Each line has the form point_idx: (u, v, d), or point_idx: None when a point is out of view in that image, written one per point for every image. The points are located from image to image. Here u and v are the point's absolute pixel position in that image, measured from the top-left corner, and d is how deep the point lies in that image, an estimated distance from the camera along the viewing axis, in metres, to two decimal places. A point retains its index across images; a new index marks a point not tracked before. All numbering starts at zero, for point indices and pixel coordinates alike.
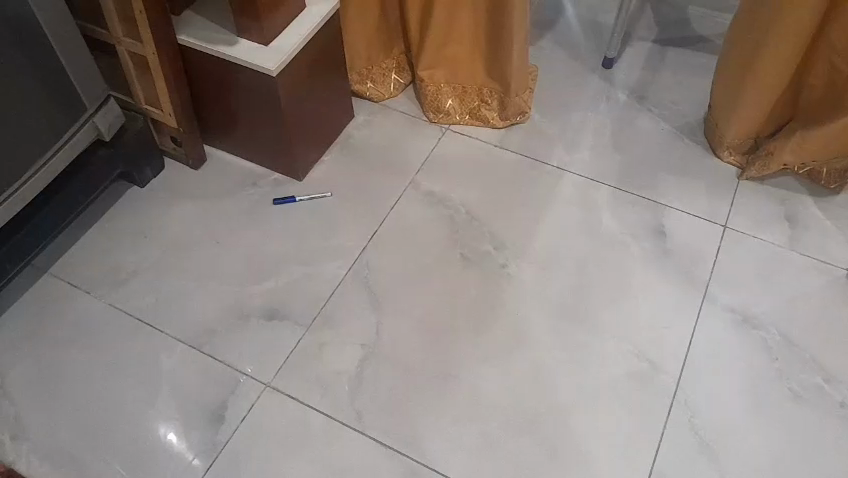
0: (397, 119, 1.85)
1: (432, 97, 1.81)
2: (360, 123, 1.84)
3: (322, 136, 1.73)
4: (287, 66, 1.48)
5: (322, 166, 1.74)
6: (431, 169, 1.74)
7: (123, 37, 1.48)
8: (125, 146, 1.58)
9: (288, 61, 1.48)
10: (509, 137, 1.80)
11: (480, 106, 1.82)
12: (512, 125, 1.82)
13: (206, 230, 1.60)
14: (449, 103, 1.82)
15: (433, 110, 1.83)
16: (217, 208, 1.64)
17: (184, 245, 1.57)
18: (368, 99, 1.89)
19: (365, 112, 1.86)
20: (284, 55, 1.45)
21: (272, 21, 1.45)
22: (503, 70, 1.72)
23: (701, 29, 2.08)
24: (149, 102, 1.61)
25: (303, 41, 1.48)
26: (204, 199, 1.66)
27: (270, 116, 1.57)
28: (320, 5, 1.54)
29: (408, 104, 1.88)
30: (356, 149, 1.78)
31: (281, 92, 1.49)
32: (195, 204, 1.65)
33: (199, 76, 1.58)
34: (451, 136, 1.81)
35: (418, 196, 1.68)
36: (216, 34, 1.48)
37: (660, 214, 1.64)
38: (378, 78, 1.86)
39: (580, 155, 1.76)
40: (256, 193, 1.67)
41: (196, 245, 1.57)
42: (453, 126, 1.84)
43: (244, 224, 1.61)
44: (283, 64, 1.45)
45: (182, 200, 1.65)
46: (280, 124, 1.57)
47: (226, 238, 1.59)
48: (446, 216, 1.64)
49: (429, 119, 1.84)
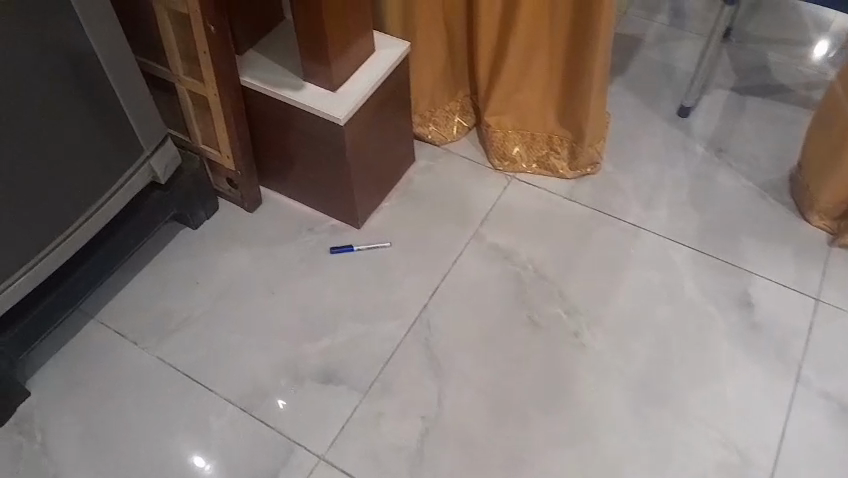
0: (460, 164, 1.76)
1: (498, 144, 1.71)
2: (421, 168, 1.74)
3: (383, 181, 1.64)
4: (354, 114, 1.40)
5: (382, 213, 1.66)
6: (495, 220, 1.64)
7: (184, 75, 1.41)
8: (181, 189, 1.51)
9: (356, 109, 1.40)
10: (579, 189, 1.69)
11: (548, 154, 1.71)
12: (582, 176, 1.72)
13: (260, 278, 1.52)
14: (516, 151, 1.72)
15: (498, 157, 1.73)
16: (273, 254, 1.56)
17: (236, 294, 1.50)
18: (430, 142, 1.80)
19: (427, 156, 1.77)
20: (352, 102, 1.37)
21: (342, 66, 1.38)
22: (578, 119, 1.62)
23: (782, 77, 1.95)
24: (206, 142, 1.54)
25: (374, 87, 1.40)
26: (260, 243, 1.59)
27: (332, 162, 1.49)
28: (391, 49, 1.46)
29: (471, 148, 1.79)
30: (417, 196, 1.69)
31: (346, 139, 1.41)
32: (250, 250, 1.57)
33: (260, 119, 1.50)
34: (518, 185, 1.71)
35: (483, 249, 1.58)
36: (283, 77, 1.41)
37: (744, 282, 1.52)
38: (441, 121, 1.77)
39: (657, 214, 1.65)
40: (313, 239, 1.60)
41: (249, 293, 1.50)
42: (519, 175, 1.73)
43: (300, 273, 1.53)
44: (353, 111, 1.37)
45: (236, 244, 1.58)
46: (342, 171, 1.50)
47: (281, 286, 1.51)
48: (513, 274, 1.53)
49: (493, 166, 1.74)
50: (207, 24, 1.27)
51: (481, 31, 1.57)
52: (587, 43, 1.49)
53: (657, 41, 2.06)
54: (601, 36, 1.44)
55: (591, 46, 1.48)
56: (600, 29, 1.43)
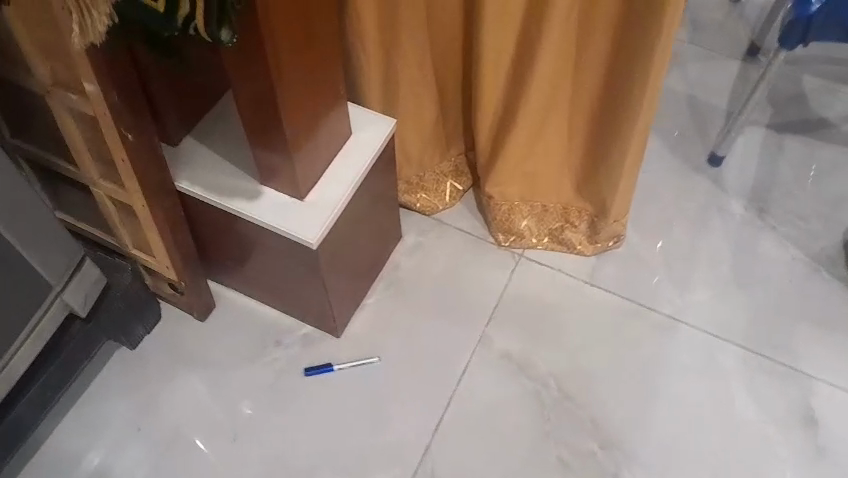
0: (456, 239, 1.44)
1: (502, 217, 1.40)
2: (409, 249, 1.43)
3: (364, 274, 1.33)
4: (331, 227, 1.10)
5: (364, 312, 1.35)
6: (504, 317, 1.34)
7: (100, 179, 1.07)
8: (108, 315, 1.19)
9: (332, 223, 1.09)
10: (602, 269, 1.40)
11: (563, 228, 1.41)
12: (603, 251, 1.42)
13: (221, 416, 1.25)
14: (524, 225, 1.41)
15: (503, 231, 1.42)
16: (235, 382, 1.28)
17: (194, 443, 1.23)
18: (416, 210, 1.47)
19: (415, 230, 1.45)
20: (327, 217, 1.07)
21: (310, 166, 1.07)
22: (603, 191, 1.31)
23: (822, 107, 1.66)
24: (138, 246, 1.21)
25: (353, 192, 1.10)
26: (215, 366, 1.30)
27: (305, 274, 1.18)
28: (372, 130, 1.15)
29: (469, 216, 1.47)
30: (407, 286, 1.38)
31: (319, 255, 1.11)
32: (207, 377, 1.29)
33: (206, 220, 1.17)
34: (528, 265, 1.41)
35: (493, 359, 1.29)
36: (234, 180, 1.10)
37: (804, 389, 1.28)
38: (431, 185, 1.45)
39: (695, 298, 1.38)
40: (283, 355, 1.30)
41: (208, 439, 1.23)
42: (528, 251, 1.43)
43: (272, 407, 1.26)
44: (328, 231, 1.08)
45: (187, 369, 1.29)
46: (318, 284, 1.19)
47: (250, 426, 1.24)
48: (532, 393, 1.26)
49: (497, 241, 1.43)
50: (123, 131, 0.95)
51: (483, 91, 1.24)
52: (622, 115, 1.17)
53: (674, 63, 1.75)
54: (643, 108, 1.13)
55: (628, 119, 1.16)
56: (643, 100, 1.12)
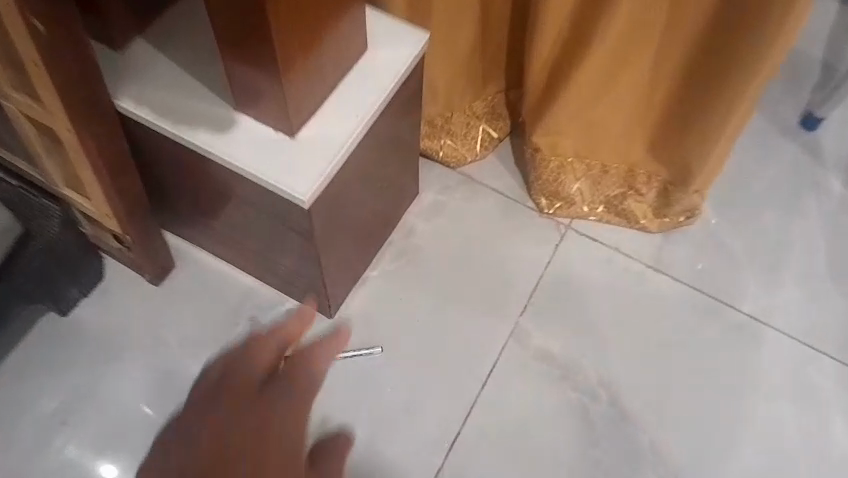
0: (487, 202, 1.14)
1: (551, 177, 1.10)
2: (426, 210, 1.12)
3: (369, 241, 1.03)
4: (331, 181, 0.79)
5: (367, 287, 1.06)
6: (543, 307, 1.05)
7: (10, 91, 0.77)
8: (28, 276, 0.91)
9: (333, 175, 0.78)
10: (668, 252, 1.11)
11: (623, 194, 1.11)
12: (670, 228, 1.13)
13: (177, 411, 0.98)
14: (576, 188, 1.11)
15: (547, 195, 1.12)
16: (196, 368, 1.00)
17: (141, 444, 0.97)
18: (438, 161, 1.16)
19: (436, 187, 1.15)
20: (327, 167, 0.76)
21: (307, 92, 0.76)
22: (689, 151, 1.02)
23: None
24: (71, 186, 0.91)
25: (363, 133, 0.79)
26: (172, 345, 1.02)
27: (292, 239, 0.88)
28: (394, 50, 0.83)
29: (504, 172, 1.17)
30: (422, 259, 1.08)
31: (312, 217, 0.81)
32: (162, 360, 1.01)
33: (163, 157, 0.86)
34: (576, 240, 1.11)
35: (528, 360, 1.02)
36: (199, 104, 0.78)
37: None
38: (460, 130, 1.14)
39: (783, 296, 1.09)
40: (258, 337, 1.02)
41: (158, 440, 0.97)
42: (577, 222, 1.13)
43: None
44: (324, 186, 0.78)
45: (137, 347, 1.01)
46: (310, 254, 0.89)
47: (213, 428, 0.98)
48: (573, 408, 0.99)
49: (539, 207, 1.13)
50: (31, 21, 0.65)
51: (549, 8, 0.90)
52: (741, 51, 0.86)
53: None
54: (781, 42, 0.82)
55: (753, 58, 0.86)
56: (785, 30, 0.81)
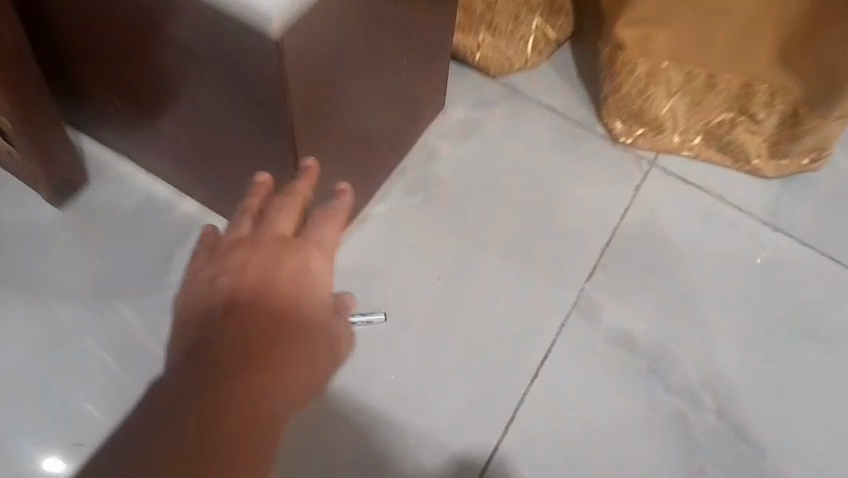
0: (540, 125, 0.82)
1: (634, 91, 0.78)
2: (456, 129, 0.80)
3: (375, 160, 0.71)
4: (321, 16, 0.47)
5: (370, 229, 0.74)
6: (621, 270, 0.74)
7: None
8: None
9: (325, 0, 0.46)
10: (790, 205, 0.80)
11: (732, 121, 0.80)
12: (792, 172, 0.81)
13: (77, 390, 0.67)
14: (667, 108, 0.79)
15: (626, 116, 0.80)
16: (114, 330, 0.69)
17: (18, 437, 0.65)
18: (474, 67, 0.84)
19: (469, 100, 0.82)
20: None
21: None
22: (841, 67, 0.69)
23: None
24: None
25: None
26: (82, 295, 0.70)
27: (260, 136, 0.56)
28: None
29: (564, 88, 0.84)
30: (449, 194, 0.77)
31: (292, 87, 0.49)
32: (65, 316, 0.69)
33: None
34: (665, 181, 0.80)
35: (597, 343, 0.70)
36: None
37: None
38: (506, 26, 0.80)
39: None
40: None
41: (45, 432, 0.65)
42: (664, 158, 0.82)
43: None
44: (310, 13, 0.46)
45: (31, 295, 0.70)
46: (288, 162, 0.57)
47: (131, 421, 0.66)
48: (663, 415, 0.68)
49: (614, 133, 0.81)
50: None
51: None
52: None
53: None
54: None
55: None
56: None
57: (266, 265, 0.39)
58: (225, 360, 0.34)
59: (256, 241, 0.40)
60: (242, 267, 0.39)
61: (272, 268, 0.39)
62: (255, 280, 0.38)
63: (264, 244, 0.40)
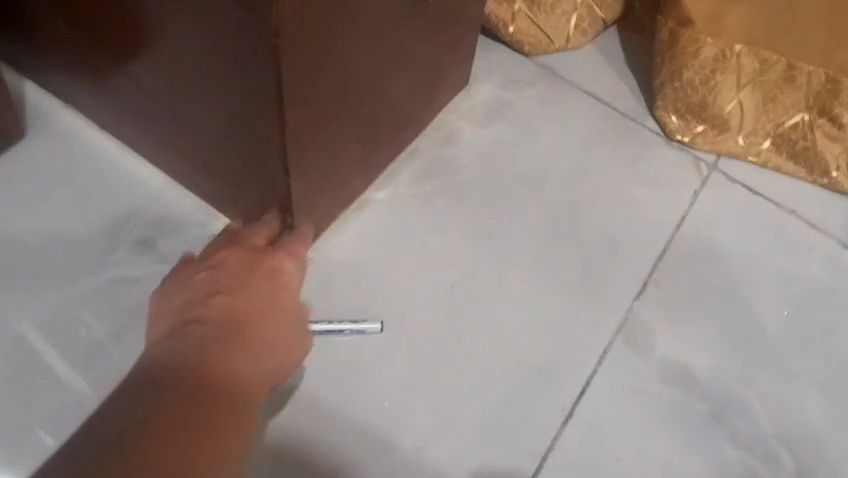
0: (581, 114, 0.69)
1: (698, 77, 0.65)
2: (482, 110, 0.67)
3: (382, 132, 0.58)
4: None
5: (370, 218, 0.60)
6: (675, 291, 0.60)
7: None
8: None
9: None
10: None
11: (811, 125, 0.66)
12: None
13: None
14: (735, 102, 0.66)
15: (684, 109, 0.67)
16: (42, 319, 0.54)
17: None
18: (508, 45, 0.71)
19: (499, 78, 0.70)
20: None
21: None
22: None
23: None
24: None
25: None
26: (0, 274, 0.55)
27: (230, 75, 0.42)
28: None
29: (609, 75, 0.71)
30: (469, 186, 0.63)
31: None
32: None
33: None
34: (728, 189, 0.66)
35: (642, 376, 0.56)
36: None
37: None
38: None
39: None
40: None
41: None
42: (726, 162, 0.68)
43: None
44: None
45: None
46: (261, 113, 0.43)
47: (55, 434, 0.51)
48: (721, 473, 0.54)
49: (668, 128, 0.68)
50: None
51: None
52: None
53: None
54: None
55: None
56: None
57: (245, 269, 0.46)
58: (208, 354, 0.38)
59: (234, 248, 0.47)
60: (216, 272, 0.45)
61: (256, 264, 0.46)
62: (230, 283, 0.44)
63: (240, 252, 0.47)
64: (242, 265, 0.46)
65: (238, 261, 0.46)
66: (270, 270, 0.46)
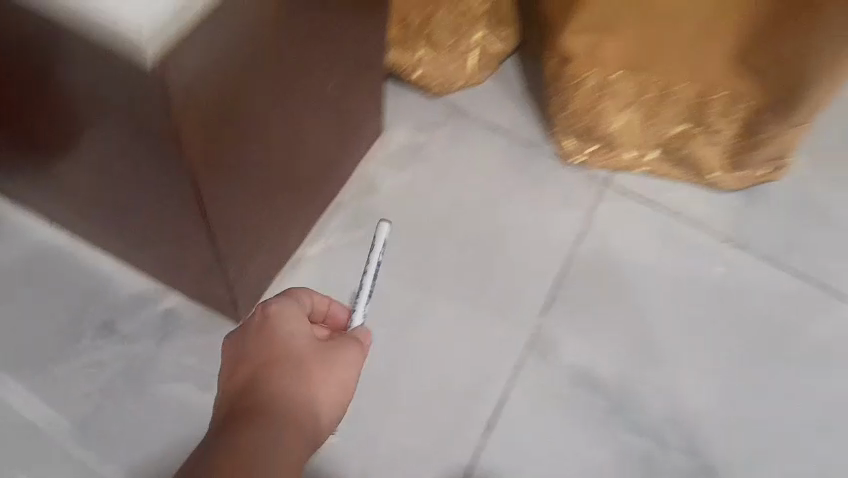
0: (486, 147, 0.76)
1: (584, 107, 0.72)
2: (397, 157, 0.74)
3: (305, 199, 0.65)
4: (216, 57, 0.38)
5: (303, 273, 0.68)
6: (576, 304, 0.69)
7: None
8: None
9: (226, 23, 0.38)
10: (750, 220, 0.76)
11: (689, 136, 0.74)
12: (752, 186, 0.77)
13: None
14: (620, 125, 0.74)
15: (577, 134, 0.75)
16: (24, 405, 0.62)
17: None
18: (416, 88, 0.79)
19: (410, 123, 0.77)
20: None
21: None
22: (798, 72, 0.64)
23: None
24: None
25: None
26: None
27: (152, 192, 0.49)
28: None
29: (508, 106, 0.79)
30: (389, 232, 0.71)
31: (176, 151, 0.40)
32: None
33: None
34: (620, 202, 0.75)
35: (552, 384, 0.66)
36: None
37: None
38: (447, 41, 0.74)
39: None
40: (128, 352, 0.64)
41: None
42: (617, 175, 0.77)
43: (97, 463, 0.60)
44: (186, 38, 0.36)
45: None
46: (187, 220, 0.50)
47: None
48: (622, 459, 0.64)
49: (564, 152, 0.76)
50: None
51: None
52: None
53: None
54: None
55: None
56: None
57: (246, 348, 0.41)
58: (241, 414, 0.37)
59: (234, 333, 0.42)
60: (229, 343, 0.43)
61: (253, 349, 0.41)
62: (239, 353, 0.41)
63: (239, 338, 0.41)
64: (245, 341, 0.41)
65: (241, 344, 0.41)
66: (275, 341, 0.41)
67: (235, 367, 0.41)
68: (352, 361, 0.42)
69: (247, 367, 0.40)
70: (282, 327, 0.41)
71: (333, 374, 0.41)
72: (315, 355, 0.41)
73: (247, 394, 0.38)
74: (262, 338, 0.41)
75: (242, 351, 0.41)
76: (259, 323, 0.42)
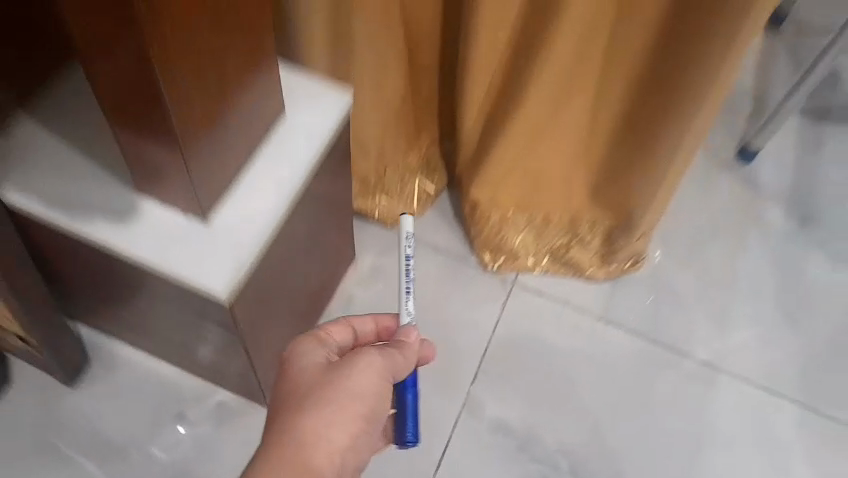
0: (429, 263, 1.08)
1: (492, 231, 1.04)
2: (366, 277, 1.06)
3: (306, 317, 0.95)
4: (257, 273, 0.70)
5: None
6: (495, 374, 1.00)
7: None
8: None
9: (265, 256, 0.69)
10: (618, 301, 1.07)
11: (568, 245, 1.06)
12: (619, 276, 1.08)
13: None
14: (519, 240, 1.06)
15: (490, 249, 1.06)
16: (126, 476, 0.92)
17: None
18: (376, 222, 1.10)
19: (374, 249, 1.08)
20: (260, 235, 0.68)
21: (227, 157, 0.67)
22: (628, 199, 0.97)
23: None
24: None
25: (292, 200, 0.70)
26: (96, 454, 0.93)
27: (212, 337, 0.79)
28: (322, 109, 0.75)
29: (444, 229, 1.10)
30: None
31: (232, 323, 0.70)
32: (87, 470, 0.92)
33: (69, 264, 0.77)
34: (524, 297, 1.07)
35: (479, 430, 0.97)
36: (92, 187, 0.68)
37: None
38: (395, 190, 1.06)
39: (735, 340, 1.05)
40: (193, 433, 0.94)
41: None
42: (522, 276, 1.08)
43: None
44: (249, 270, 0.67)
45: (59, 458, 0.93)
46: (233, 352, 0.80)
47: None
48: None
49: (482, 262, 1.07)
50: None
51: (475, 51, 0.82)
52: (682, 87, 0.78)
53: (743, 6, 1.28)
54: (711, 103, 0.77)
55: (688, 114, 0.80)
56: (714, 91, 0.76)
57: (284, 379, 0.62)
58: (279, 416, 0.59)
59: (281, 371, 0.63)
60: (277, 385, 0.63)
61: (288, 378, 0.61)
62: (280, 388, 0.61)
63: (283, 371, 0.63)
64: (284, 375, 0.62)
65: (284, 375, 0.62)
66: (297, 373, 0.61)
67: (278, 396, 0.61)
68: (362, 366, 0.60)
69: (282, 394, 0.61)
70: (302, 361, 0.62)
71: (346, 380, 0.59)
72: (327, 376, 0.60)
73: (284, 403, 0.60)
74: (290, 373, 0.62)
75: (282, 380, 0.62)
76: (291, 364, 0.62)
